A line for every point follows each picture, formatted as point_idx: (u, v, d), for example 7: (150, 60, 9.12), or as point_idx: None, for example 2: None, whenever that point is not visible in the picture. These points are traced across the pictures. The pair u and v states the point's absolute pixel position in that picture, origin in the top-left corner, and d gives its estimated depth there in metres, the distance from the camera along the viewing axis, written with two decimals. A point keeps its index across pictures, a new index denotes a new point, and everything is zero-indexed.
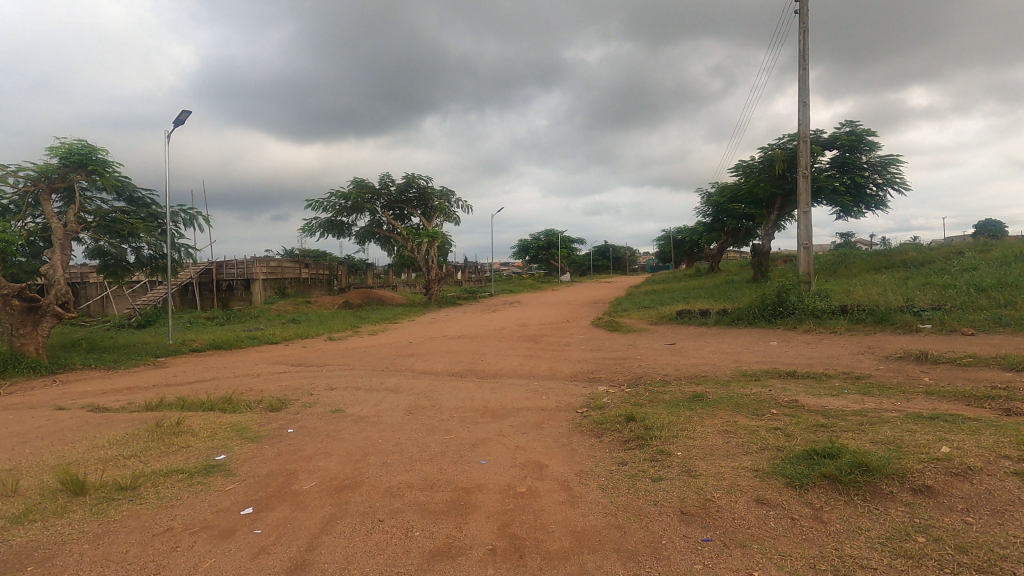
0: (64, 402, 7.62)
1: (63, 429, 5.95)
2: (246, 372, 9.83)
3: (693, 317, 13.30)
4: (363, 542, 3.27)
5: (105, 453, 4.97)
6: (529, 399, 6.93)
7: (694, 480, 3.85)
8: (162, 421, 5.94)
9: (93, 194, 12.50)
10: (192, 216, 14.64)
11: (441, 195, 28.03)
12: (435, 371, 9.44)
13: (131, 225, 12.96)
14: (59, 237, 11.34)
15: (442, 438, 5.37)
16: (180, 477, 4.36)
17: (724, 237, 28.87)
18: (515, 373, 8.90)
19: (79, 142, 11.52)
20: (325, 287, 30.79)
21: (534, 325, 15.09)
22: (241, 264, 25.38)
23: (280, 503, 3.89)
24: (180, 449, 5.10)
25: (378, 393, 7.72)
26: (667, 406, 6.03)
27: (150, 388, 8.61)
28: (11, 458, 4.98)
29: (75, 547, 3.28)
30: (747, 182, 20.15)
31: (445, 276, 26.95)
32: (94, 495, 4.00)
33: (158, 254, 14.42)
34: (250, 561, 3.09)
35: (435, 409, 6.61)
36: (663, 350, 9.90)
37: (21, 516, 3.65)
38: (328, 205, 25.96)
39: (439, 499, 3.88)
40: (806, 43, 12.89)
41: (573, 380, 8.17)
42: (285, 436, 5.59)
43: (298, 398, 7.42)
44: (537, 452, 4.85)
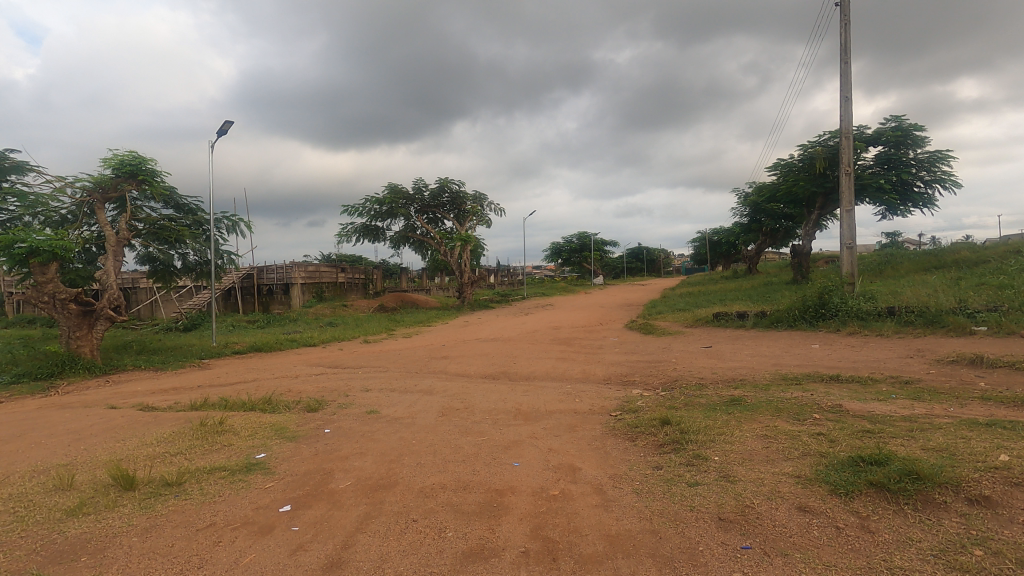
0: (115, 401, 8.00)
1: (115, 426, 6.25)
2: (285, 373, 10.09)
3: (730, 319, 12.98)
4: (396, 542, 3.30)
5: (153, 451, 5.17)
6: (563, 402, 6.88)
7: (732, 486, 3.74)
8: (206, 420, 6.16)
9: (143, 203, 13.07)
10: (234, 223, 15.16)
11: (474, 198, 28.22)
12: (469, 373, 9.49)
13: (178, 232, 13.53)
14: (111, 244, 11.92)
15: (475, 440, 5.39)
16: (223, 474, 4.51)
17: (763, 238, 28.04)
18: (548, 376, 8.87)
19: (130, 153, 12.04)
20: (360, 291, 31.34)
21: (567, 328, 15.02)
22: (281, 269, 26.06)
23: (317, 501, 3.97)
24: (222, 447, 5.27)
25: (412, 394, 7.83)
26: (704, 409, 5.89)
27: (195, 388, 8.95)
28: (68, 454, 5.23)
29: (125, 539, 3.42)
30: (787, 181, 19.59)
31: (478, 279, 27.05)
32: (142, 490, 4.17)
33: (203, 260, 15.01)
34: (289, 557, 3.15)
35: (467, 411, 6.66)
36: (700, 353, 9.69)
37: (75, 509, 3.84)
38: (363, 211, 26.51)
39: (472, 500, 3.89)
40: (848, 37, 12.49)
41: (606, 383, 8.08)
42: (322, 436, 5.71)
43: (335, 400, 7.56)
44: (570, 455, 4.82)
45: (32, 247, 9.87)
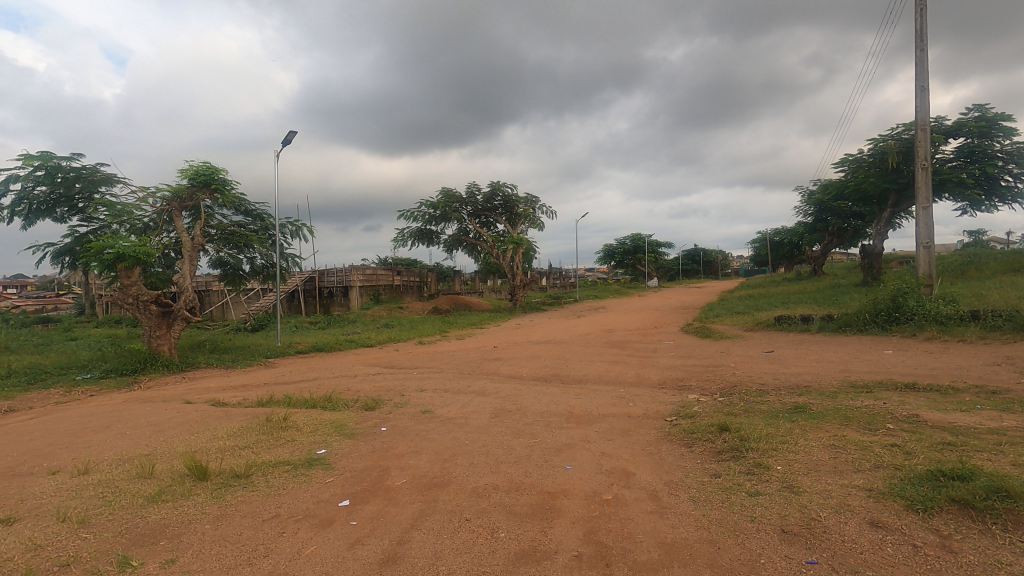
0: (190, 397, 8.52)
1: (190, 420, 6.67)
2: (344, 373, 10.44)
3: (794, 323, 12.40)
4: (450, 540, 3.34)
5: (223, 444, 5.48)
6: (616, 406, 6.78)
7: (796, 498, 3.56)
8: (271, 416, 6.46)
9: (216, 210, 13.90)
10: (298, 227, 15.84)
11: (527, 201, 28.31)
12: (521, 375, 9.51)
13: (247, 237, 14.28)
14: (187, 249, 12.75)
15: (527, 442, 5.39)
16: (287, 468, 4.71)
17: (829, 238, 26.60)
18: (601, 379, 8.75)
19: (204, 164, 12.83)
20: (415, 293, 32.04)
21: (620, 331, 14.80)
22: (341, 272, 26.95)
23: (374, 497, 4.08)
24: (287, 442, 5.52)
25: (465, 395, 7.91)
26: (765, 417, 5.65)
27: (262, 385, 9.41)
28: (148, 445, 5.63)
29: (198, 526, 3.64)
30: (856, 178, 18.55)
31: (531, 282, 27.10)
32: (214, 480, 4.42)
33: (269, 263, 15.79)
34: (347, 550, 3.26)
35: (520, 413, 6.67)
36: (761, 358, 9.30)
37: (155, 496, 4.12)
38: (418, 215, 27.12)
39: (525, 502, 3.89)
40: (924, 23, 11.71)
41: (661, 387, 7.90)
42: (379, 435, 5.86)
43: (391, 399, 7.77)
44: (623, 460, 4.74)
45: (118, 253, 10.71)
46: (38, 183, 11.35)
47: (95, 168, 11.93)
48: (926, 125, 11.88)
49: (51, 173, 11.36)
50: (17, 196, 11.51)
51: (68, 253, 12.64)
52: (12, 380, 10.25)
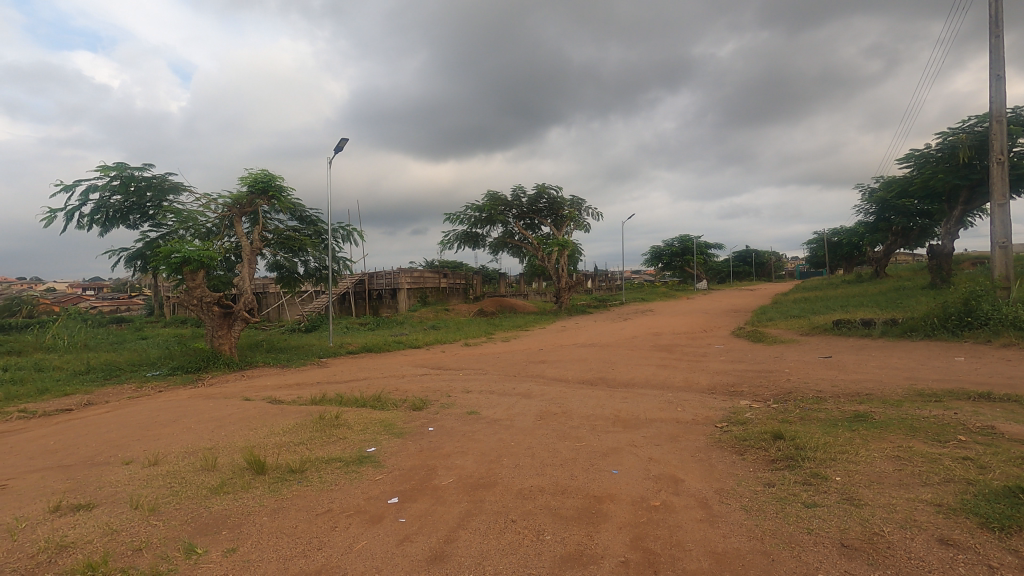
0: (249, 394, 8.94)
1: (249, 416, 7.00)
2: (393, 373, 10.69)
3: (854, 328, 11.83)
4: (496, 541, 3.37)
5: (279, 440, 5.71)
6: (664, 411, 6.64)
7: (857, 511, 3.40)
8: (324, 415, 6.70)
9: (273, 216, 14.49)
10: (349, 232, 16.35)
11: (572, 203, 28.20)
12: (566, 378, 9.47)
13: (301, 242, 14.81)
14: (246, 253, 13.35)
15: (573, 445, 5.36)
16: (339, 464, 4.87)
17: (893, 238, 25.17)
18: (648, 383, 8.61)
19: (262, 171, 13.40)
20: (461, 295, 32.48)
21: (668, 335, 14.53)
22: (389, 274, 27.54)
23: (422, 495, 4.16)
24: (338, 439, 5.70)
25: (510, 397, 7.95)
26: (822, 425, 5.41)
27: (315, 384, 9.76)
28: (211, 439, 5.94)
29: (257, 518, 3.81)
30: (922, 174, 17.54)
31: (576, 284, 26.95)
32: (271, 475, 4.62)
33: (322, 267, 16.35)
34: (397, 547, 3.33)
35: (565, 416, 6.65)
36: (818, 364, 8.90)
37: (217, 488, 4.34)
38: (464, 218, 27.44)
39: (571, 505, 3.87)
40: (998, 8, 10.97)
41: (711, 393, 7.69)
42: (426, 434, 5.97)
43: (438, 400, 7.88)
44: (672, 465, 4.65)
45: (184, 257, 11.34)
46: (114, 192, 12.16)
47: (164, 177, 12.68)
48: (1002, 116, 11.09)
49: (126, 182, 12.16)
50: (95, 204, 12.36)
51: (140, 257, 13.50)
52: (90, 375, 11.01)
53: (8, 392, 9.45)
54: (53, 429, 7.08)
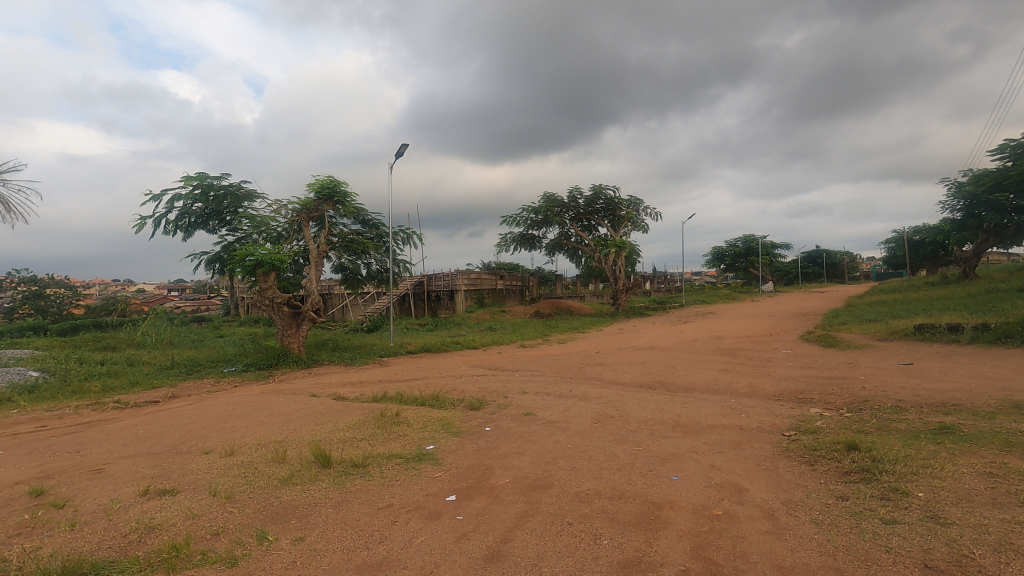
0: (316, 390, 9.36)
1: (316, 411, 7.34)
2: (451, 373, 10.89)
3: (938, 333, 10.99)
4: (553, 542, 3.36)
5: (343, 435, 5.95)
6: (727, 417, 6.40)
7: (943, 530, 3.15)
8: (385, 412, 6.91)
9: (338, 220, 15.10)
10: (409, 235, 16.79)
11: (629, 204, 27.76)
12: (624, 381, 9.32)
13: (364, 245, 15.36)
14: (313, 256, 13.99)
15: (631, 449, 5.27)
16: (399, 461, 5.01)
17: (984, 236, 23.14)
18: (709, 388, 8.34)
19: (328, 178, 14.00)
20: (517, 297, 32.65)
21: (731, 338, 14.01)
22: (447, 276, 28.07)
23: (478, 494, 4.21)
24: (398, 436, 5.87)
25: (566, 399, 7.91)
26: (903, 437, 5.06)
27: (377, 382, 10.10)
28: (281, 432, 6.26)
29: (323, 509, 3.98)
30: (1018, 166, 16.11)
31: (633, 286, 26.47)
32: (336, 469, 4.81)
33: (384, 269, 16.87)
34: (454, 544, 3.39)
35: (623, 419, 6.54)
36: (898, 371, 8.32)
37: (287, 479, 4.57)
38: (521, 220, 27.58)
39: (628, 510, 3.81)
40: None
41: (778, 400, 7.34)
42: (483, 434, 6.04)
43: (494, 400, 7.97)
44: (735, 474, 4.48)
45: (258, 260, 12.01)
46: (195, 200, 13.06)
47: (239, 185, 13.49)
48: None
49: (206, 191, 13.02)
50: (179, 212, 13.33)
51: (218, 260, 14.42)
52: (174, 370, 11.86)
53: (105, 383, 10.35)
54: (144, 419, 7.69)
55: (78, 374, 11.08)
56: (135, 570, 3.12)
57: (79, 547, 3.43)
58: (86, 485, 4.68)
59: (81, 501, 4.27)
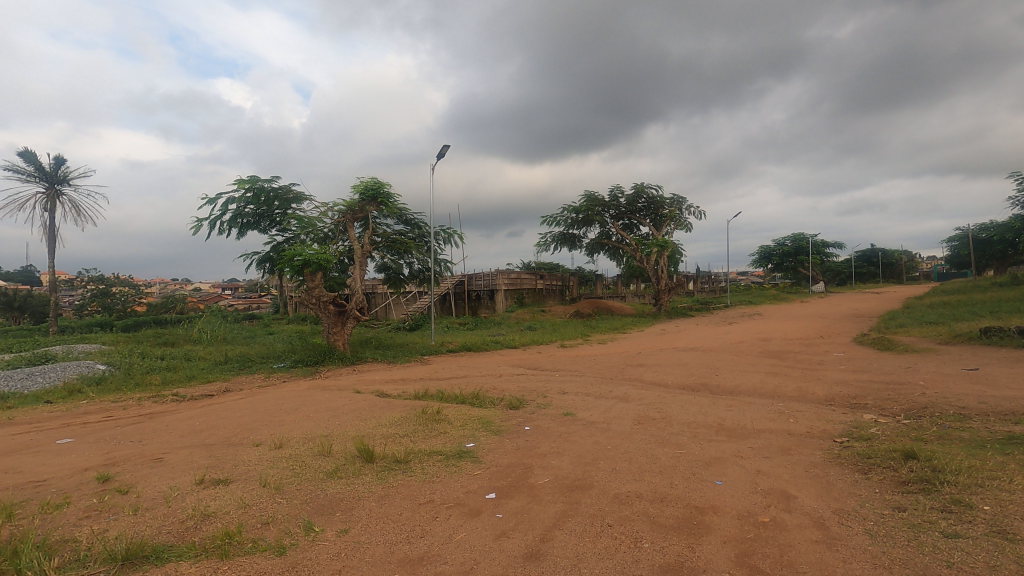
0: (360, 387, 9.62)
1: (360, 407, 7.54)
2: (491, 372, 10.98)
3: (1007, 337, 10.30)
4: (592, 543, 3.34)
5: (386, 431, 6.08)
6: (774, 422, 6.20)
7: (1011, 547, 2.97)
8: (427, 409, 7.02)
9: (381, 221, 15.42)
10: (450, 235, 16.98)
11: (672, 202, 27.23)
12: (666, 383, 9.16)
13: (406, 245, 15.65)
14: (358, 256, 14.34)
15: (672, 452, 5.17)
16: (440, 458, 5.08)
17: None
18: (755, 391, 8.10)
19: (372, 179, 14.31)
20: (557, 297, 32.56)
21: (779, 340, 13.55)
22: (487, 276, 28.24)
23: (518, 493, 4.23)
24: (439, 434, 5.96)
25: (607, 400, 7.84)
26: (966, 446, 4.77)
27: (419, 380, 10.28)
28: (327, 427, 6.45)
29: (366, 503, 4.08)
30: None
31: (676, 286, 25.95)
32: (379, 463, 4.92)
33: (425, 268, 17.13)
34: (494, 541, 3.42)
35: (665, 422, 6.42)
36: (961, 377, 7.85)
37: (332, 472, 4.72)
38: (561, 219, 27.47)
39: (670, 514, 3.74)
40: None
41: (829, 405, 7.06)
42: (522, 433, 6.06)
43: (534, 399, 7.97)
44: (783, 480, 4.33)
45: (305, 260, 12.41)
46: (248, 202, 13.61)
47: (288, 187, 13.96)
48: None
49: (257, 194, 13.54)
50: (233, 214, 13.91)
51: (268, 260, 14.98)
52: (227, 366, 12.41)
53: (165, 377, 10.95)
54: (199, 411, 8.07)
55: (141, 368, 11.74)
56: (192, 554, 3.28)
57: (141, 531, 3.63)
58: (148, 472, 4.95)
59: (144, 488, 4.53)
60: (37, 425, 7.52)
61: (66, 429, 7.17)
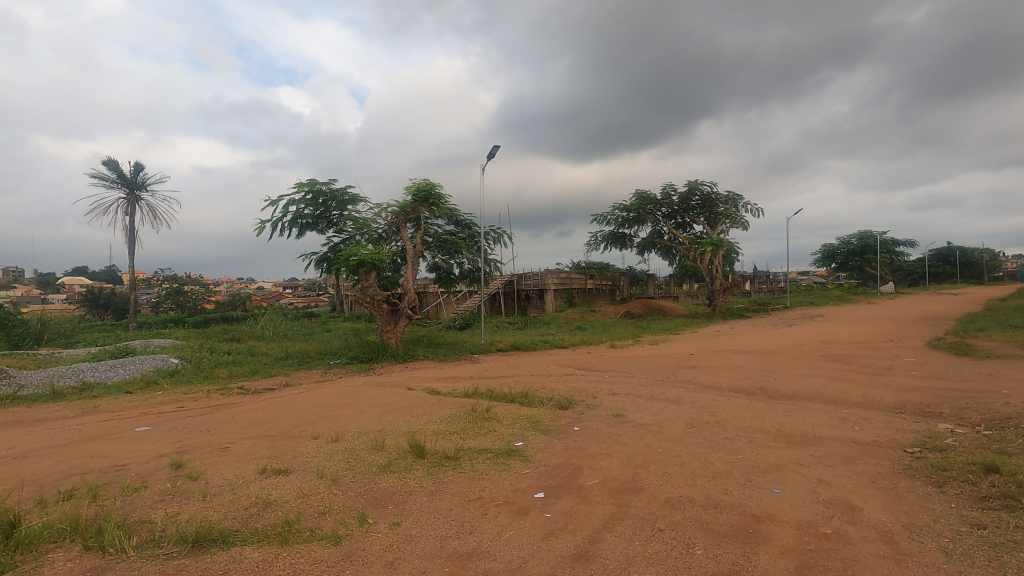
0: (412, 384, 9.86)
1: (412, 403, 7.72)
2: (540, 372, 10.98)
3: None
4: (643, 547, 3.29)
5: (437, 427, 6.20)
6: (838, 429, 5.90)
7: None
8: (476, 407, 7.10)
9: (433, 221, 15.70)
10: (500, 234, 17.09)
11: (727, 200, 26.34)
12: (720, 386, 8.88)
13: (457, 245, 15.86)
14: (410, 256, 14.66)
15: (727, 458, 5.02)
16: (489, 455, 5.13)
17: None
18: (817, 397, 7.74)
19: (424, 180, 14.60)
20: (606, 297, 32.19)
21: (842, 343, 12.88)
22: (536, 275, 28.24)
23: (567, 493, 4.21)
24: (488, 431, 6.01)
25: (658, 402, 7.68)
26: None
27: (469, 378, 10.42)
28: (380, 422, 6.64)
29: (417, 497, 4.18)
30: None
31: (732, 286, 25.12)
32: (429, 459, 5.02)
33: (475, 268, 17.31)
34: (542, 540, 3.42)
35: (718, 426, 6.23)
36: None
37: (385, 466, 4.84)
38: (611, 218, 27.13)
39: (724, 521, 3.63)
40: None
41: (898, 413, 6.65)
42: (571, 433, 6.04)
43: (583, 400, 7.92)
44: (847, 490, 4.12)
45: (360, 260, 12.80)
46: (307, 204, 14.17)
47: (345, 189, 14.44)
48: None
49: (315, 196, 14.07)
50: (293, 216, 14.51)
51: (325, 260, 15.54)
52: (288, 361, 12.98)
53: (231, 371, 11.58)
54: (263, 404, 8.49)
55: (210, 362, 12.47)
56: (254, 540, 3.45)
57: (210, 515, 3.85)
58: (215, 460, 5.25)
59: (212, 475, 4.81)
60: (119, 413, 8.14)
61: (144, 418, 7.70)
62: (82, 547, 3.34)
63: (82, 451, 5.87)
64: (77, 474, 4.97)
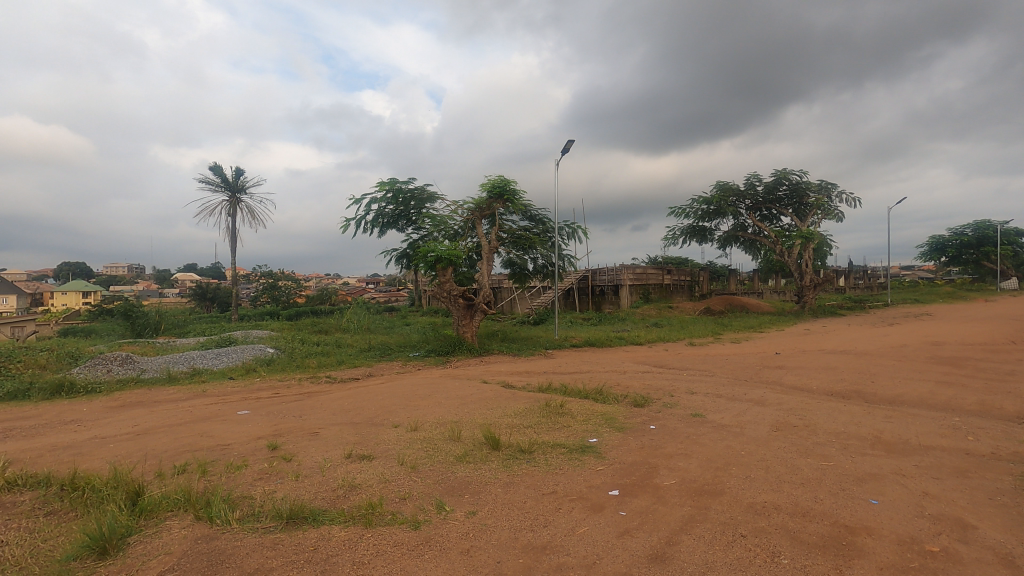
0: (487, 377, 10.04)
1: (486, 396, 7.87)
2: (614, 368, 10.82)
3: None
4: (723, 552, 3.17)
5: (511, 421, 6.28)
6: (947, 438, 5.37)
7: None
8: (550, 403, 7.10)
9: (507, 217, 15.86)
10: (574, 230, 16.97)
11: (819, 189, 24.60)
12: (810, 388, 8.34)
13: (531, 240, 15.93)
14: (485, 252, 14.91)
15: (817, 464, 4.71)
16: (563, 451, 5.13)
17: None
18: (922, 402, 7.09)
19: (499, 177, 14.78)
20: (685, 292, 31.10)
21: (954, 345, 11.66)
22: (611, 271, 27.79)
23: (642, 492, 4.14)
24: (562, 427, 6.02)
25: (741, 402, 7.34)
26: None
27: (542, 373, 10.47)
28: (457, 413, 6.82)
29: (492, 488, 4.26)
30: None
31: (824, 281, 23.45)
32: (504, 451, 5.10)
33: (549, 263, 17.31)
34: (617, 538, 3.39)
35: (808, 430, 5.86)
36: None
37: (461, 457, 4.97)
38: (690, 212, 26.16)
39: (814, 530, 3.42)
40: None
41: (1021, 423, 5.94)
42: (648, 431, 5.91)
43: (660, 398, 7.70)
44: (957, 506, 3.75)
45: (437, 256, 13.19)
46: (388, 202, 14.77)
47: (423, 188, 14.91)
48: None
49: (396, 195, 14.64)
50: (375, 214, 15.17)
51: (405, 256, 16.14)
52: (370, 353, 13.63)
53: (319, 361, 12.35)
54: (349, 393, 8.99)
55: (301, 352, 13.36)
56: (342, 520, 3.67)
57: (302, 495, 4.14)
58: (306, 444, 5.63)
59: (303, 457, 5.16)
60: (224, 397, 8.92)
61: (245, 403, 8.38)
62: (194, 517, 3.70)
63: (192, 430, 6.48)
64: (189, 451, 5.50)
